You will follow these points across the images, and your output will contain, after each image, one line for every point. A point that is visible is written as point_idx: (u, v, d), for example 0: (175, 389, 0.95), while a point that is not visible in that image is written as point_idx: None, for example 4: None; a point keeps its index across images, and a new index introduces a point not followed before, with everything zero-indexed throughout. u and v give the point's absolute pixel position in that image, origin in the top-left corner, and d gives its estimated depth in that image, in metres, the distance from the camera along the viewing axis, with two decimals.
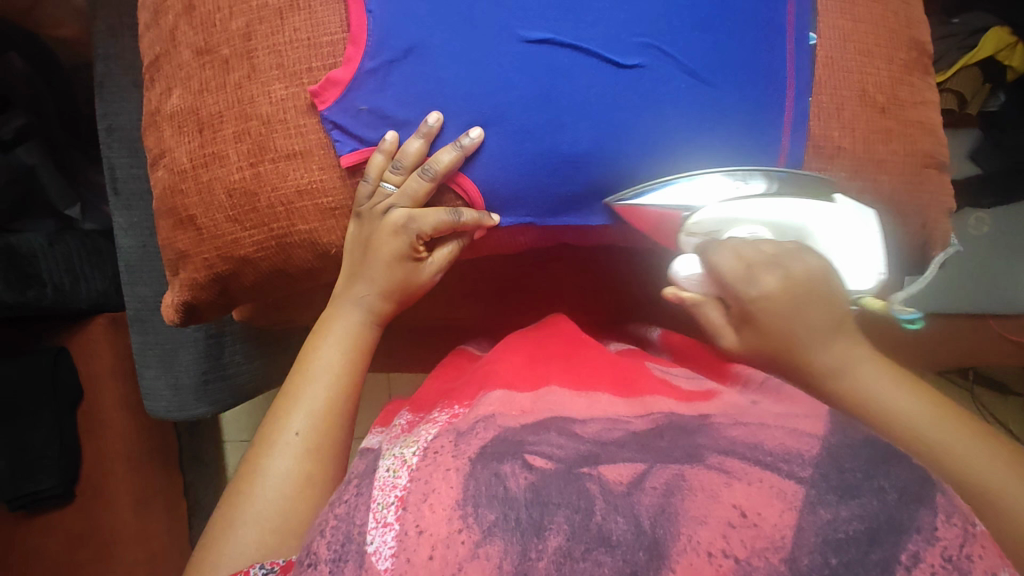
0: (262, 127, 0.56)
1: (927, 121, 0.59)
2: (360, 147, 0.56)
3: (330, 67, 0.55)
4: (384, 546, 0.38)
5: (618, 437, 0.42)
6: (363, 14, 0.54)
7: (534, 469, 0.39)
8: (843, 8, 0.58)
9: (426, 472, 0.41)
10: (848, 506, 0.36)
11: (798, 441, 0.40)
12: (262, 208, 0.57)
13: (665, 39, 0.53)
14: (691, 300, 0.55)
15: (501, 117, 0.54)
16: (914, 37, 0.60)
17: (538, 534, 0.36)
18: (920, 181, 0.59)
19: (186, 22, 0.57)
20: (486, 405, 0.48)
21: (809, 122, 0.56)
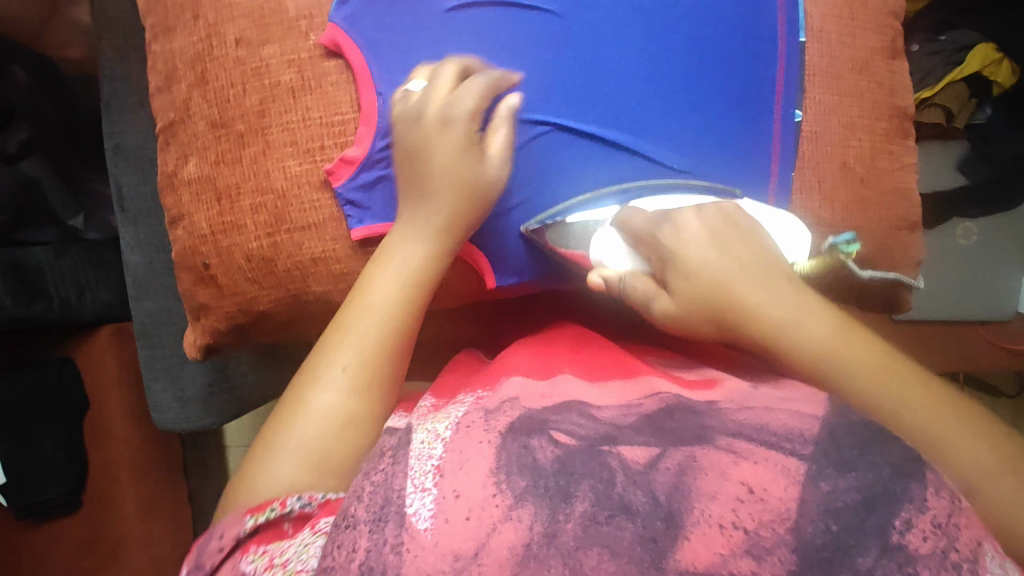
0: (278, 200, 0.58)
1: (902, 187, 0.66)
2: (370, 222, 0.58)
3: (343, 145, 0.57)
4: (423, 507, 0.37)
5: (634, 422, 0.42)
6: (373, 96, 0.56)
7: (560, 444, 0.40)
8: (830, 85, 0.62)
9: (460, 443, 0.41)
10: (845, 478, 0.36)
11: (800, 421, 0.39)
12: (280, 272, 0.60)
13: (652, 126, 0.59)
14: (614, 279, 0.53)
15: (502, 195, 0.60)
16: (895, 104, 0.65)
17: (566, 500, 0.37)
18: (892, 244, 0.66)
19: (199, 94, 0.58)
20: (510, 388, 0.49)
21: (792, 197, 0.62)
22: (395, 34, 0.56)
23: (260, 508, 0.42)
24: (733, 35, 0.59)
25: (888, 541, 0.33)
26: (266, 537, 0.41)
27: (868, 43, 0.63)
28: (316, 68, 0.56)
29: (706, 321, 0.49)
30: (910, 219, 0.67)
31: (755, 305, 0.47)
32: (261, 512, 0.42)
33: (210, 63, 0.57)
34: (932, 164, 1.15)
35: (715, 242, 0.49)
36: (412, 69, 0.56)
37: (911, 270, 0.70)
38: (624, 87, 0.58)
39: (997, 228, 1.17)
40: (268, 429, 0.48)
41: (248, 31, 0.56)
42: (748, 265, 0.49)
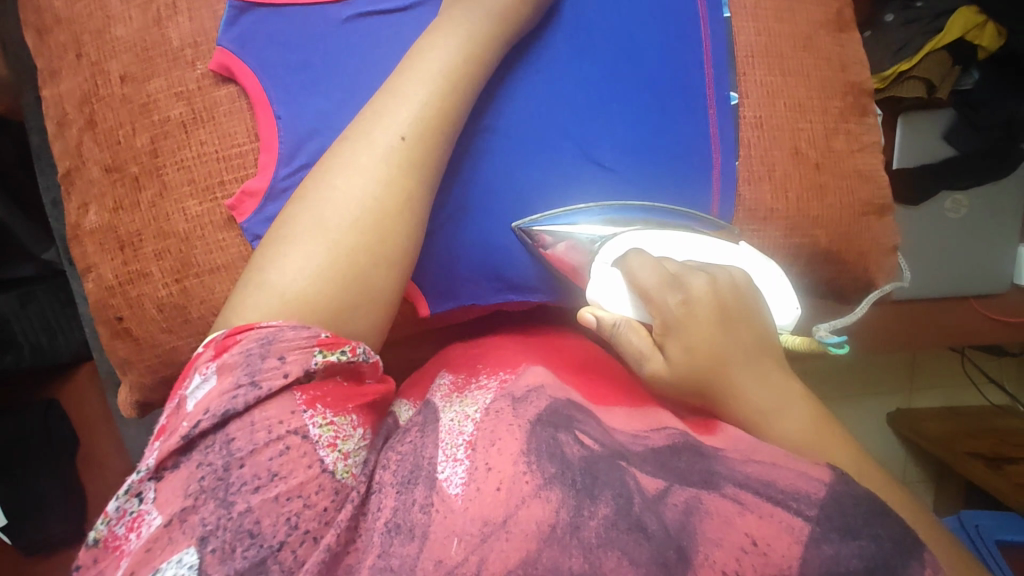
0: (182, 243, 0.54)
1: (864, 169, 0.60)
2: None
3: (244, 178, 0.52)
4: (456, 474, 0.35)
5: (641, 452, 0.37)
6: (271, 121, 0.51)
7: (587, 446, 0.36)
8: (771, 64, 0.57)
9: (489, 424, 0.38)
10: (849, 544, 0.33)
11: (809, 483, 0.35)
12: (194, 319, 0.56)
13: (579, 125, 0.54)
14: (608, 322, 0.48)
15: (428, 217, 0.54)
16: (848, 80, 0.60)
17: (590, 498, 0.33)
18: (857, 231, 0.61)
19: (91, 139, 0.54)
20: (531, 375, 0.45)
21: (738, 189, 0.57)
22: (289, 52, 0.51)
23: (331, 346, 0.38)
24: (649, 20, 0.55)
25: None
26: (325, 390, 0.38)
27: (810, 17, 0.58)
28: (207, 98, 0.52)
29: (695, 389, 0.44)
30: (879, 202, 0.62)
31: (731, 375, 0.44)
32: (331, 348, 0.38)
33: (98, 103, 0.54)
34: (920, 136, 1.08)
35: (716, 317, 0.45)
36: (310, 87, 0.51)
37: (885, 259, 0.64)
38: (542, 85, 0.54)
39: (988, 199, 1.12)
40: (264, 255, 0.41)
41: (133, 66, 0.52)
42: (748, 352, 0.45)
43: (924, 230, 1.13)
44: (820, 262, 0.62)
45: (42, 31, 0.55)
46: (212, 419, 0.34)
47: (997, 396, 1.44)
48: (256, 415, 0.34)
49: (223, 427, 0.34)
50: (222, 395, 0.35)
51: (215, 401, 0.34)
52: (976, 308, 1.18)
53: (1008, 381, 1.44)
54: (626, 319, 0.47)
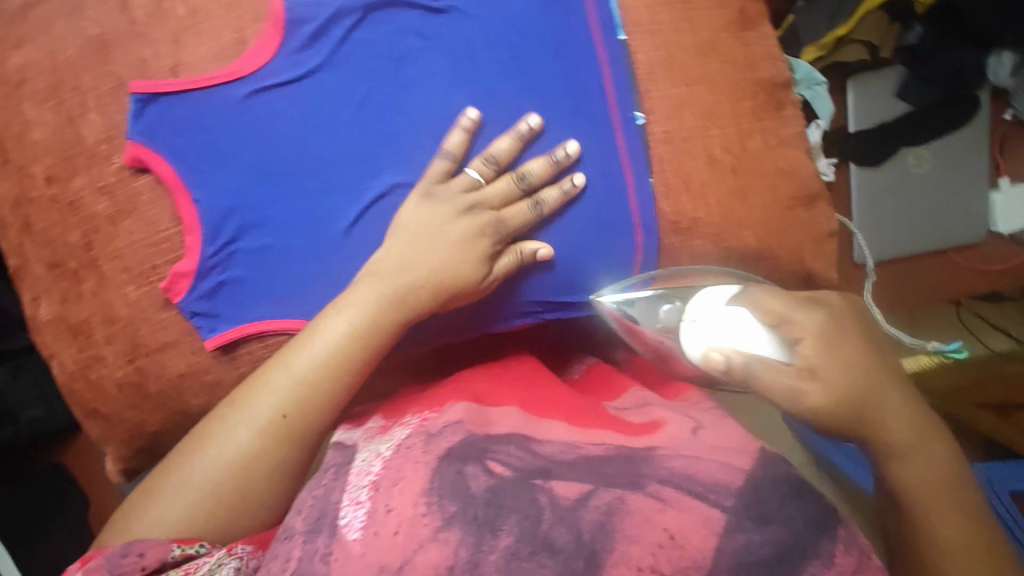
0: (128, 327, 0.57)
1: (786, 163, 0.60)
2: (221, 328, 0.56)
3: (174, 259, 0.55)
4: (355, 519, 0.40)
5: (572, 460, 0.43)
6: (190, 204, 0.53)
7: (494, 474, 0.41)
8: (674, 76, 0.57)
9: (397, 463, 0.43)
10: (760, 531, 0.38)
11: (725, 473, 0.41)
12: (153, 393, 0.60)
13: None
14: (738, 361, 0.43)
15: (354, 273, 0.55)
16: (758, 78, 0.59)
17: (491, 532, 0.38)
18: (786, 225, 0.61)
19: (30, 239, 0.57)
20: (455, 410, 0.49)
21: (658, 203, 0.57)
22: (196, 136, 0.53)
23: (187, 541, 0.45)
24: (545, 50, 0.55)
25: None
26: (183, 567, 0.43)
27: (709, 23, 0.58)
28: (127, 189, 0.54)
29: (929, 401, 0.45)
30: (806, 193, 0.61)
31: (868, 399, 0.43)
32: (188, 543, 0.44)
33: (30, 206, 0.56)
34: (872, 98, 1.07)
35: (851, 342, 0.44)
36: (223, 167, 0.53)
37: (821, 247, 0.64)
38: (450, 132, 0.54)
39: (950, 150, 1.09)
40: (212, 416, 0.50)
41: (55, 167, 0.55)
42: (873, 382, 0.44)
43: (890, 188, 1.10)
44: (756, 260, 0.62)
45: None
46: None
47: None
48: None
49: None
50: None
51: None
52: (953, 258, 1.17)
53: None
54: (756, 356, 0.42)
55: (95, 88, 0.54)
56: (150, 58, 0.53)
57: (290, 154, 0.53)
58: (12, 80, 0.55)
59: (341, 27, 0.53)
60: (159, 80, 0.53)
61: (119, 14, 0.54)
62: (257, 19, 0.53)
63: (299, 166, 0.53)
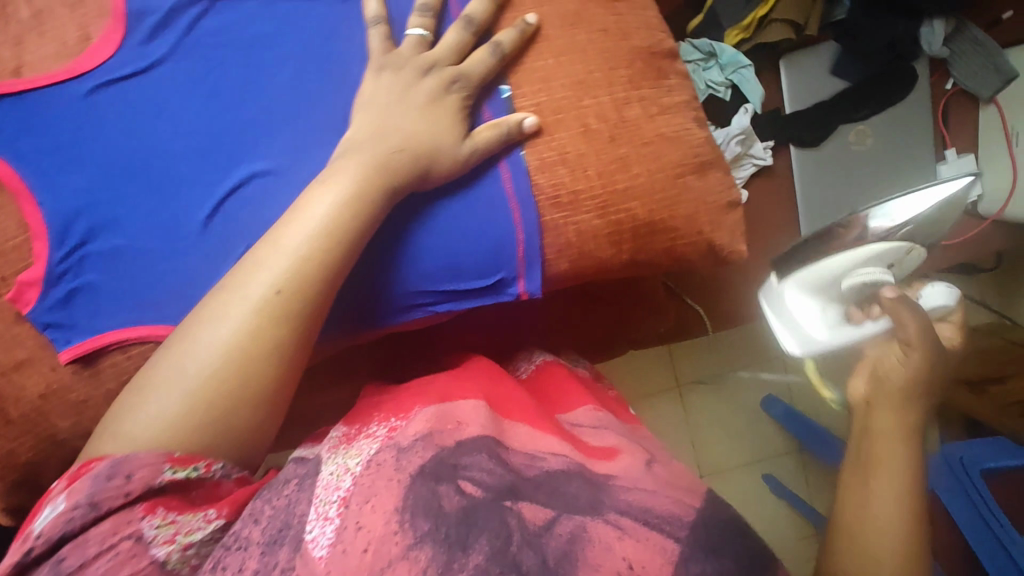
0: None
1: (670, 130, 0.57)
2: (75, 340, 0.53)
3: (22, 269, 0.52)
4: (323, 534, 0.40)
5: (534, 476, 0.46)
6: (35, 208, 0.51)
7: (465, 494, 0.42)
8: (540, 48, 0.54)
9: (368, 479, 0.43)
10: (711, 562, 0.40)
11: (681, 508, 0.43)
12: (18, 418, 0.56)
13: None
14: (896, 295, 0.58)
15: (212, 272, 0.52)
16: (633, 46, 0.57)
17: (462, 550, 0.39)
18: (677, 194, 0.58)
19: None
20: (422, 418, 0.49)
21: (532, 179, 0.55)
22: (41, 137, 0.51)
23: (183, 461, 0.40)
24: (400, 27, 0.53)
25: None
26: (172, 499, 0.41)
27: None
28: None
29: (926, 400, 0.54)
30: (696, 160, 0.59)
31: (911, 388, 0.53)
32: (185, 466, 0.40)
33: None
34: (806, 76, 1.05)
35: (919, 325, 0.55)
36: (69, 166, 0.51)
37: (722, 217, 0.61)
38: (304, 115, 0.52)
39: (891, 125, 1.06)
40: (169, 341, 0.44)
41: None
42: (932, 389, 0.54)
43: (834, 166, 1.05)
44: (649, 234, 0.58)
45: None
46: (46, 542, 0.37)
47: (981, 315, 1.33)
48: (91, 531, 0.38)
49: (55, 551, 0.37)
50: (58, 519, 0.38)
51: (53, 524, 0.38)
52: None
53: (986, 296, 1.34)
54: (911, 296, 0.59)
55: None
56: None
57: (139, 147, 0.51)
58: None
59: (185, 17, 0.52)
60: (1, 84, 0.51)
61: None
62: (99, 15, 0.52)
63: (149, 159, 0.51)
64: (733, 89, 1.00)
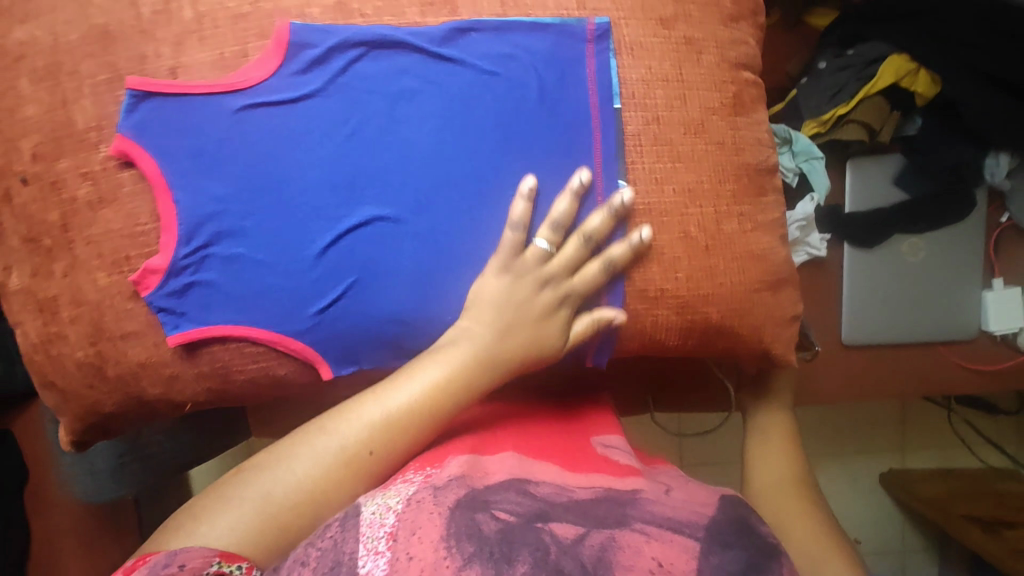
0: (94, 311, 0.58)
1: (758, 248, 0.61)
2: (184, 326, 0.57)
3: (148, 254, 0.56)
4: (377, 566, 0.42)
5: (564, 501, 0.50)
6: (171, 203, 0.54)
7: (500, 519, 0.46)
8: (659, 150, 0.57)
9: (411, 515, 0.47)
10: (722, 554, 0.45)
11: (692, 512, 0.49)
12: (111, 377, 0.61)
13: (466, 213, 0.55)
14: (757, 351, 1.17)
15: (318, 295, 0.56)
16: (743, 163, 0.60)
17: (508, 562, 0.42)
18: (750, 306, 0.62)
19: (8, 213, 0.58)
20: (455, 465, 0.55)
21: (628, 270, 0.58)
22: (186, 140, 0.54)
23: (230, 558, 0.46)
24: (537, 109, 0.55)
25: None
26: None
27: (701, 104, 0.58)
28: (111, 179, 0.55)
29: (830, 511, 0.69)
30: (774, 278, 0.63)
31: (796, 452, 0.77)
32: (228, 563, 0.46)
33: (13, 182, 0.57)
34: (872, 182, 1.06)
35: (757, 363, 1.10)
36: (208, 173, 0.54)
37: (782, 330, 0.65)
38: (429, 173, 0.55)
39: (947, 242, 1.09)
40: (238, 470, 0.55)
41: (44, 147, 0.56)
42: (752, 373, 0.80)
43: (883, 268, 1.10)
44: (716, 336, 0.63)
45: None
46: None
47: (994, 456, 1.38)
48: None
49: None
50: None
51: None
52: (944, 355, 1.14)
53: (1004, 441, 1.38)
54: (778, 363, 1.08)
55: (94, 78, 0.54)
56: (151, 56, 0.54)
57: (275, 169, 0.54)
58: (13, 57, 0.56)
59: (342, 57, 0.53)
60: (156, 82, 0.53)
61: (126, 8, 0.54)
62: (262, 35, 0.54)
63: (283, 183, 0.54)
64: (801, 178, 0.99)
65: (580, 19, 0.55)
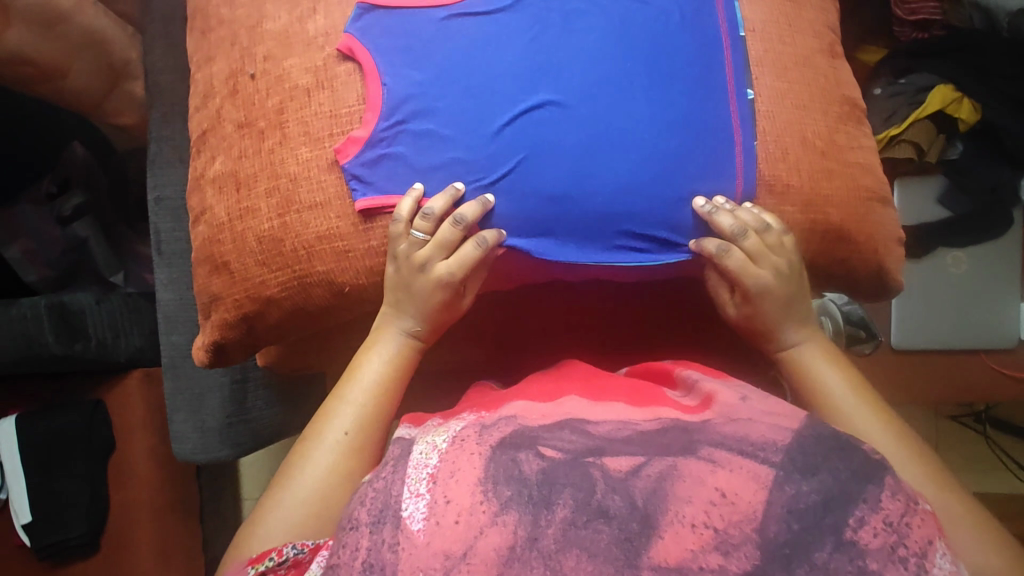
0: (289, 184, 0.66)
1: (864, 162, 0.70)
2: (370, 194, 0.65)
3: (350, 130, 0.65)
4: (417, 510, 0.44)
5: (626, 435, 0.49)
6: (378, 86, 0.65)
7: (545, 458, 0.46)
8: (778, 74, 0.69)
9: (454, 455, 0.48)
10: (808, 483, 0.44)
11: (776, 433, 0.47)
12: (287, 252, 0.67)
13: (622, 103, 0.65)
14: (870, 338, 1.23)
15: (491, 169, 0.64)
16: (844, 94, 0.72)
17: (547, 506, 0.43)
18: (864, 213, 0.70)
19: (231, 104, 0.69)
20: (509, 409, 0.55)
21: (758, 165, 0.67)
22: (397, 39, 0.65)
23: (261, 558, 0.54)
24: (681, 29, 0.67)
25: (841, 537, 0.41)
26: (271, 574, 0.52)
27: (806, 44, 0.71)
28: (329, 71, 0.66)
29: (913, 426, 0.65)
30: (881, 193, 0.71)
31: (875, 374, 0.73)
32: (261, 562, 0.54)
33: (241, 78, 0.69)
34: (916, 199, 1.19)
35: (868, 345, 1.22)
36: (412, 63, 0.65)
37: (891, 246, 0.73)
38: (592, 71, 0.66)
39: (989, 255, 1.20)
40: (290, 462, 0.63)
41: (275, 49, 0.68)
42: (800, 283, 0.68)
43: (928, 277, 1.20)
44: (834, 241, 0.70)
45: (206, 31, 0.73)
46: None
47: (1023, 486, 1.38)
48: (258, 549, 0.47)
49: None
50: None
51: None
52: (988, 362, 1.20)
53: None
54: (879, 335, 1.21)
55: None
56: None
57: (467, 62, 0.65)
58: None
59: None
60: None
61: None
62: None
63: (472, 73, 0.65)
64: None
65: None
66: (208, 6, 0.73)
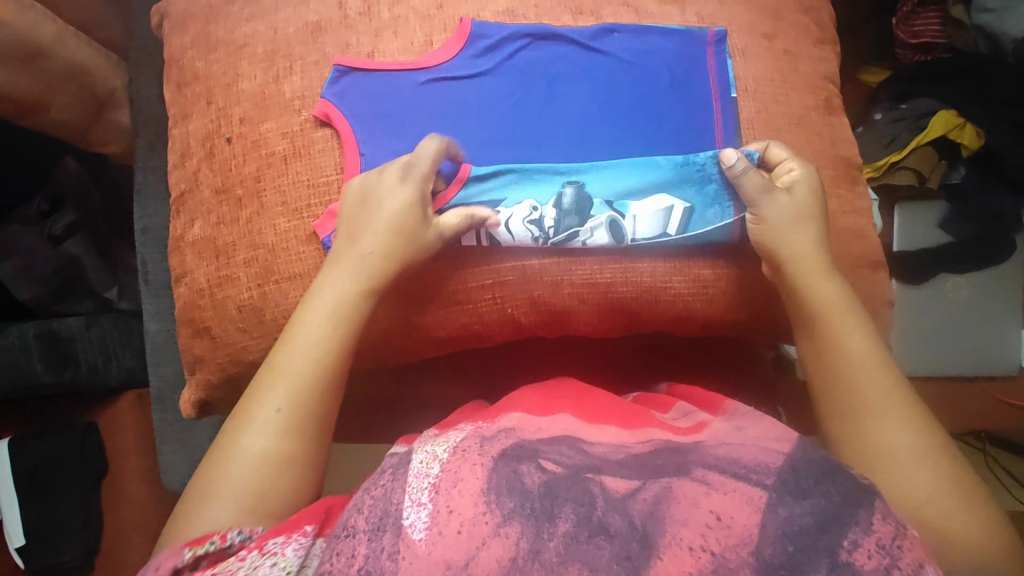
0: (268, 254, 0.65)
1: (857, 228, 0.69)
2: None
3: (328, 202, 0.64)
4: (419, 519, 0.43)
5: (621, 458, 0.48)
6: (356, 157, 0.63)
7: (547, 471, 0.46)
8: (770, 136, 0.67)
9: (455, 465, 0.46)
10: (801, 505, 0.43)
11: (768, 455, 0.46)
12: (267, 320, 0.66)
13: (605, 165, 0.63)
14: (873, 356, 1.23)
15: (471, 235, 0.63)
16: (838, 154, 0.69)
17: (550, 520, 0.42)
18: (853, 280, 0.69)
19: (208, 167, 0.67)
20: (507, 420, 0.54)
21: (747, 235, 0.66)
22: (376, 105, 0.64)
23: (200, 541, 0.47)
24: (668, 92, 0.65)
25: (837, 559, 0.40)
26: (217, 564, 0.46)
27: (802, 102, 0.68)
28: (307, 138, 0.64)
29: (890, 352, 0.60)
30: (872, 258, 0.70)
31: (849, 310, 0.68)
32: (199, 545, 0.46)
33: (217, 140, 0.67)
34: (915, 223, 1.16)
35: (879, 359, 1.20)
36: (391, 132, 0.63)
37: (881, 311, 0.71)
38: (575, 135, 0.64)
39: (989, 282, 1.18)
40: (230, 418, 0.54)
41: (251, 112, 0.66)
42: (817, 218, 0.62)
43: (929, 305, 1.19)
44: None
45: (182, 85, 0.70)
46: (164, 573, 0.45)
47: None
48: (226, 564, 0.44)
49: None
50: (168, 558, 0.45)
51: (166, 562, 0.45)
52: (992, 392, 1.21)
53: None
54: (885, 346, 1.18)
55: (304, 58, 0.66)
56: (353, 44, 0.65)
57: (447, 129, 0.63)
58: (236, 43, 0.68)
59: (511, 47, 0.65)
60: (357, 59, 0.64)
61: (336, 9, 0.67)
62: (445, 29, 0.65)
63: (452, 138, 0.63)
64: None
65: (703, 28, 0.67)
66: (183, 58, 0.70)
